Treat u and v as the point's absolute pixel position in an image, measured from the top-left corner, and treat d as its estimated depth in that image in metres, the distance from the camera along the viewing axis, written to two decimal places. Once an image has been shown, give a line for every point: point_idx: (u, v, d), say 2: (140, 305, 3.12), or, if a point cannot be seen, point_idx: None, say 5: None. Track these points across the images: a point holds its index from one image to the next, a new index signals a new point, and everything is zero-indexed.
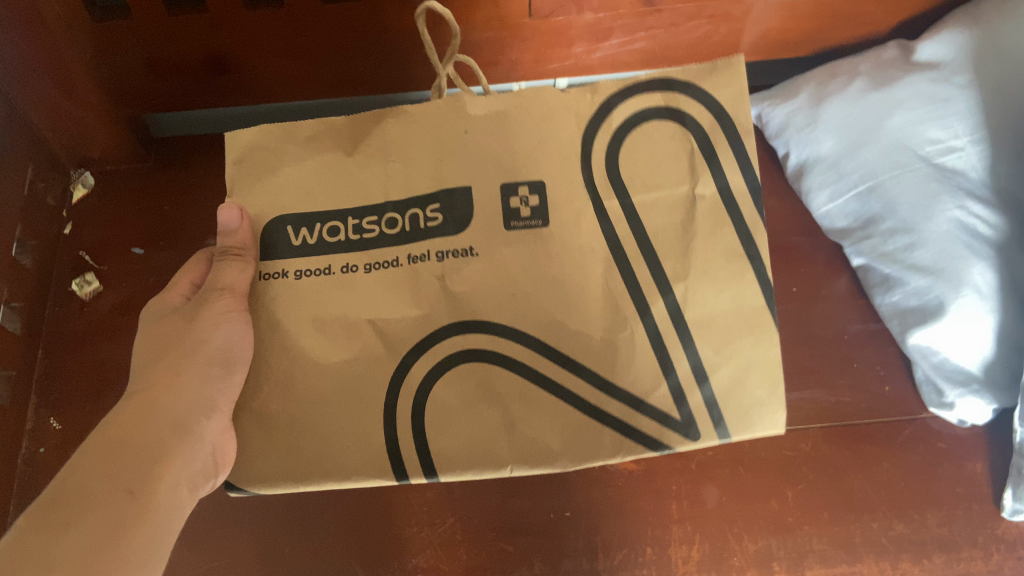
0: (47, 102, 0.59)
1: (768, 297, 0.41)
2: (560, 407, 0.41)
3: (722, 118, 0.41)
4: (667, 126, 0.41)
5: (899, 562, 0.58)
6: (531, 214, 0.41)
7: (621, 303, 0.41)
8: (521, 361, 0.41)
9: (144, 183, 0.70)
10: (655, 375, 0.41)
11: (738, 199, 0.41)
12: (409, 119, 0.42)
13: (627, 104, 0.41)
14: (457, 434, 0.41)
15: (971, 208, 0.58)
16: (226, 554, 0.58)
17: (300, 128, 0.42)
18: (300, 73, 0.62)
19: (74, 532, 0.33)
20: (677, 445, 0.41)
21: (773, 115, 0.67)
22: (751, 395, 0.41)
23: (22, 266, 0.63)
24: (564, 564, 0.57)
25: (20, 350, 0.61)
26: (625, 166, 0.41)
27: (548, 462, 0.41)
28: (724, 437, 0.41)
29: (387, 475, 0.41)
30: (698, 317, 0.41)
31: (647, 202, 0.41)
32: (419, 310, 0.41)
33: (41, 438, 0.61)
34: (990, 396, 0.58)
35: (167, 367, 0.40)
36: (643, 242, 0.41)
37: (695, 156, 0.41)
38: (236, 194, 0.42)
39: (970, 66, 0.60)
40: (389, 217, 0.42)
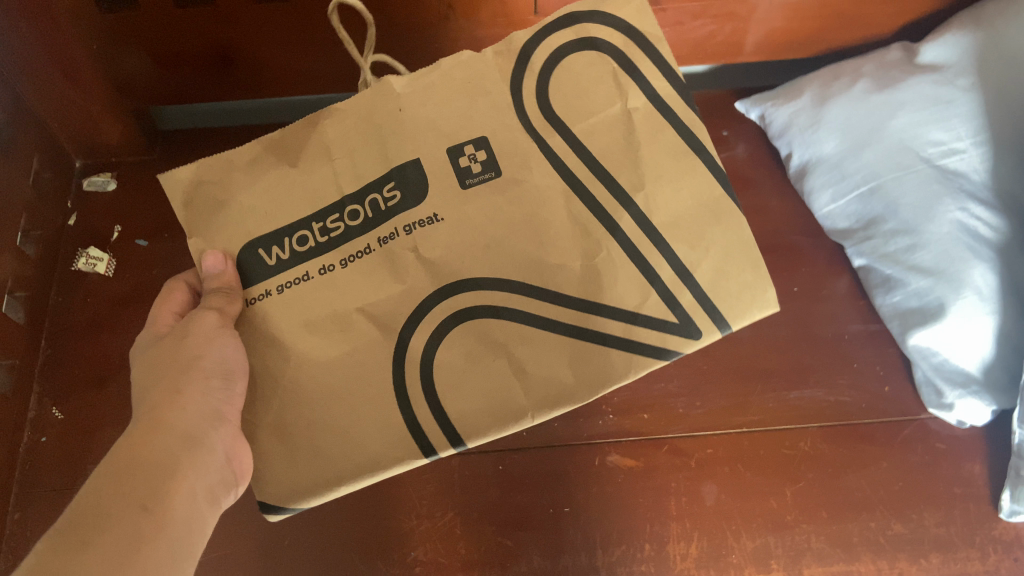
0: (54, 93, 0.60)
1: (724, 184, 0.40)
2: (556, 338, 0.40)
3: (632, 36, 0.42)
4: (585, 55, 0.42)
5: (897, 561, 0.58)
6: (482, 168, 0.41)
7: (591, 226, 0.41)
8: (508, 305, 0.40)
9: (149, 174, 0.71)
10: (642, 287, 0.40)
11: (670, 102, 0.41)
12: (344, 116, 0.41)
13: (544, 45, 0.42)
14: (470, 393, 0.40)
15: (972, 210, 0.59)
16: (227, 545, 0.58)
17: (237, 154, 0.41)
18: (306, 66, 0.62)
19: (93, 551, 0.31)
20: (682, 349, 0.40)
21: (776, 115, 0.67)
22: (737, 282, 0.40)
23: (27, 254, 0.63)
24: (563, 559, 0.57)
25: (24, 339, 0.62)
26: (559, 98, 0.41)
27: (566, 398, 0.40)
28: (726, 328, 0.40)
29: (416, 455, 0.39)
30: (667, 220, 0.40)
31: (587, 129, 0.41)
32: (402, 285, 0.40)
33: (43, 427, 0.61)
34: (989, 397, 0.58)
35: (166, 386, 0.37)
36: (593, 165, 0.41)
37: (618, 76, 0.41)
38: (196, 233, 0.40)
39: (974, 68, 0.60)
40: (350, 210, 0.40)
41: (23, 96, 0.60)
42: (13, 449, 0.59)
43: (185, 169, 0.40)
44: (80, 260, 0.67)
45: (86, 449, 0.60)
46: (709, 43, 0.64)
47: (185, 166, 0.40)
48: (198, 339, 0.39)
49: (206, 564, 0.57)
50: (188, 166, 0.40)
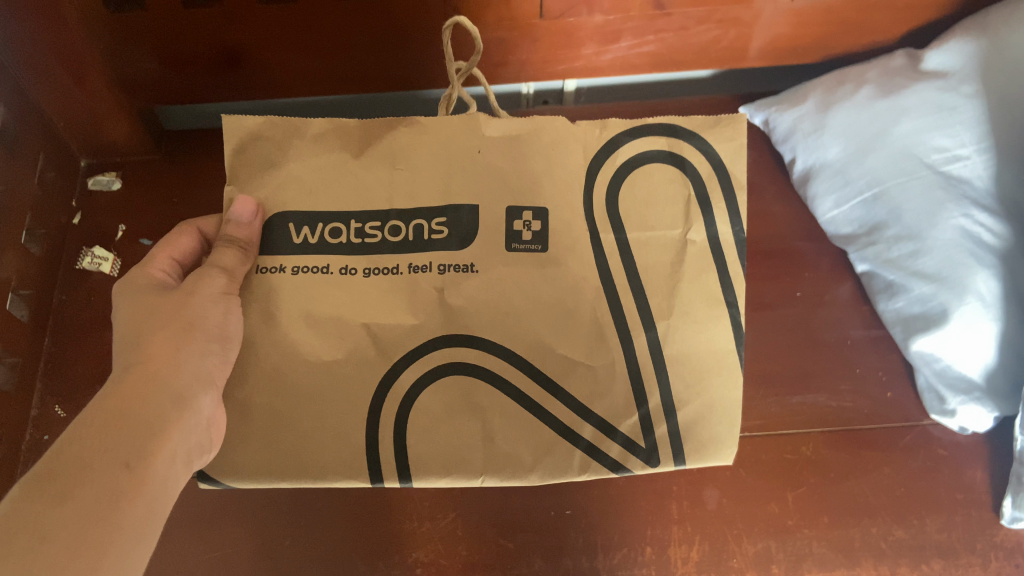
0: (59, 91, 0.60)
1: (739, 342, 0.43)
2: (536, 425, 0.42)
3: (718, 170, 0.42)
4: (668, 170, 0.42)
5: (898, 566, 0.58)
6: (532, 238, 0.41)
7: (607, 332, 0.42)
8: (505, 377, 0.41)
9: (153, 175, 0.71)
10: (629, 404, 0.42)
11: (726, 250, 0.42)
12: (420, 130, 0.42)
13: (633, 144, 0.42)
14: (436, 442, 0.42)
15: (976, 216, 0.59)
16: (226, 545, 0.58)
17: (308, 125, 0.42)
18: (312, 68, 0.63)
19: (71, 504, 0.32)
20: (636, 468, 0.43)
21: (780, 120, 0.67)
22: (711, 431, 0.43)
23: (31, 253, 0.63)
24: (564, 562, 0.57)
25: (28, 337, 0.62)
26: (626, 201, 0.42)
27: (520, 475, 0.42)
28: (680, 463, 0.43)
29: (362, 476, 0.41)
30: (675, 352, 0.42)
31: (642, 240, 0.42)
32: (414, 320, 0.41)
33: (46, 426, 0.61)
34: (990, 404, 0.58)
35: (165, 340, 0.39)
36: (633, 276, 0.42)
37: (692, 204, 0.42)
38: (235, 182, 0.42)
39: (978, 76, 0.60)
40: (392, 224, 0.42)
41: (30, 94, 0.60)
42: (15, 447, 0.59)
43: (252, 119, 0.42)
44: (85, 259, 0.67)
45: None
46: (714, 48, 0.64)
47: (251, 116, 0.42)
48: (202, 298, 0.40)
49: (206, 564, 0.57)
50: (256, 117, 0.42)
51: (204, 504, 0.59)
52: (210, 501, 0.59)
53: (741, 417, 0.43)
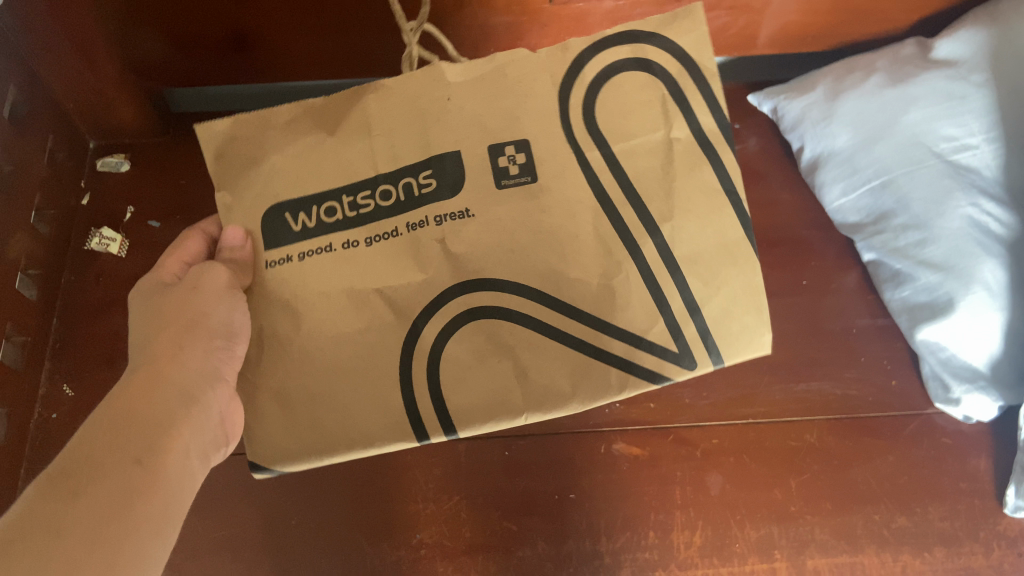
0: (69, 73, 0.60)
1: (746, 227, 0.41)
2: (563, 351, 0.41)
3: (687, 63, 0.41)
4: (638, 77, 0.41)
5: (900, 554, 0.58)
6: (520, 171, 0.41)
7: (613, 246, 0.41)
8: (523, 312, 0.41)
9: (163, 157, 0.71)
10: (651, 314, 0.41)
11: (713, 140, 0.41)
12: (389, 93, 0.41)
13: (598, 56, 0.41)
14: (471, 388, 0.41)
15: (983, 206, 0.59)
16: (233, 524, 0.58)
17: (275, 115, 0.41)
18: (319, 52, 0.63)
19: (84, 501, 0.32)
20: (674, 376, 0.42)
21: (789, 108, 0.67)
22: (738, 321, 0.42)
23: (40, 234, 0.63)
24: (568, 545, 0.58)
25: (37, 316, 0.62)
26: (603, 115, 0.41)
27: (560, 407, 0.41)
28: (719, 361, 0.42)
29: (408, 437, 0.41)
30: (687, 254, 0.41)
31: (627, 150, 0.41)
32: (423, 275, 0.41)
33: (54, 405, 0.62)
34: (996, 392, 0.58)
35: (168, 339, 0.39)
36: (628, 188, 0.41)
37: (668, 103, 0.41)
38: (224, 188, 0.42)
39: (987, 64, 0.60)
40: (382, 189, 0.41)
41: (38, 75, 0.61)
42: (24, 426, 0.60)
43: (220, 122, 0.41)
44: (92, 240, 0.68)
45: None
46: (723, 34, 0.64)
47: (221, 119, 0.41)
48: (207, 295, 0.40)
49: (213, 543, 0.58)
50: (224, 119, 0.41)
51: (211, 483, 0.59)
52: (218, 480, 0.59)
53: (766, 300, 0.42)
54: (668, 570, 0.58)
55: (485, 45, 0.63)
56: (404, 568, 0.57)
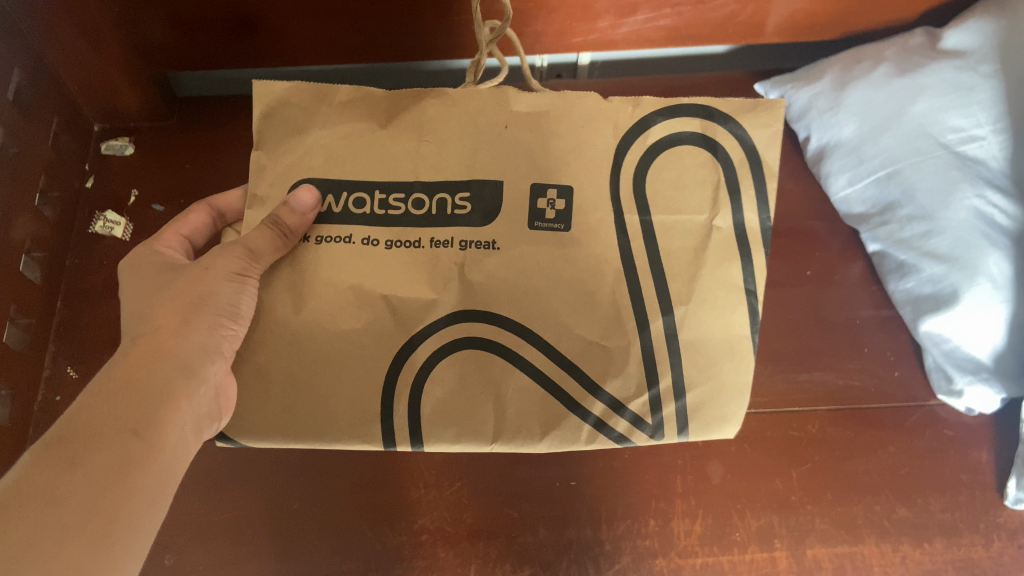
0: (74, 56, 0.59)
1: (755, 329, 0.43)
2: (548, 402, 0.43)
3: (750, 155, 0.43)
4: (699, 153, 0.42)
5: (900, 545, 0.58)
6: (555, 217, 0.42)
7: (624, 315, 0.42)
8: (520, 354, 0.42)
9: (167, 140, 0.71)
10: (641, 384, 0.43)
11: (751, 241, 0.43)
12: (449, 102, 0.43)
13: (666, 124, 0.43)
14: (449, 411, 0.43)
15: (990, 197, 0.58)
16: (236, 507, 0.59)
17: (335, 93, 0.43)
18: (326, 37, 0.62)
19: (81, 469, 0.33)
20: (640, 441, 0.44)
21: (795, 98, 0.66)
22: (719, 409, 0.44)
23: (45, 216, 0.63)
24: (568, 532, 0.58)
25: (41, 298, 0.63)
26: (652, 182, 0.42)
27: (530, 444, 0.44)
28: (683, 435, 0.44)
29: (373, 441, 0.43)
30: (690, 338, 0.43)
31: (665, 224, 0.42)
32: (433, 295, 0.42)
33: (58, 386, 0.62)
34: (998, 384, 0.58)
35: (176, 308, 0.40)
36: (655, 261, 0.42)
37: (720, 189, 0.43)
38: (262, 146, 0.43)
39: (996, 55, 0.59)
40: (416, 196, 0.42)
41: (43, 57, 0.60)
42: (28, 407, 0.60)
43: (281, 85, 0.43)
44: (97, 223, 0.68)
45: None
46: (731, 23, 0.63)
47: (282, 82, 0.43)
48: (216, 275, 0.40)
49: (216, 526, 0.58)
50: (285, 83, 0.43)
51: (213, 466, 0.60)
52: (220, 464, 0.60)
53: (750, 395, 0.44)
54: (667, 558, 0.58)
55: None
56: (404, 553, 0.57)
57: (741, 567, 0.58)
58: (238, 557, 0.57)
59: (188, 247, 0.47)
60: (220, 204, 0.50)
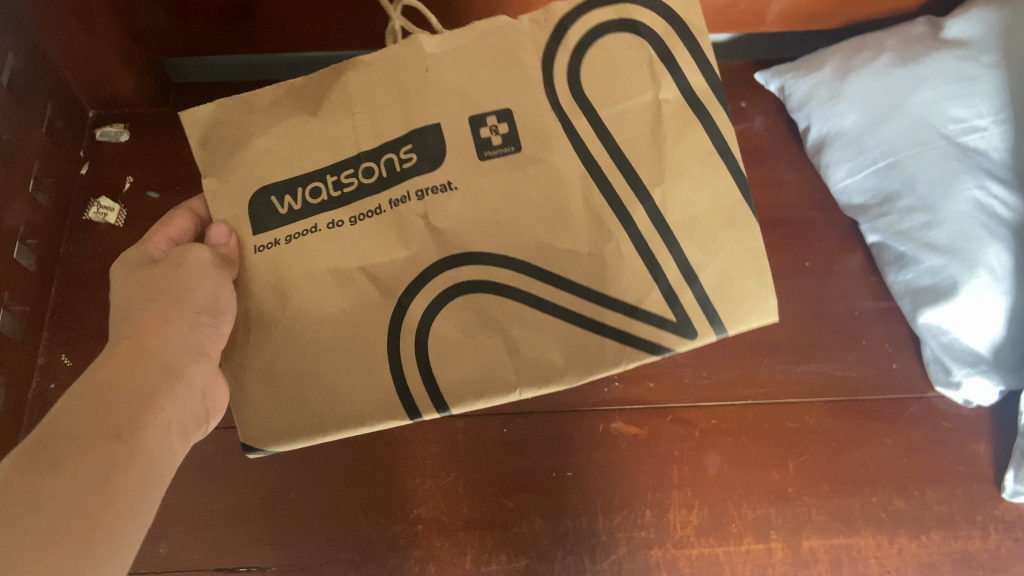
0: (68, 40, 0.59)
1: (745, 190, 0.41)
2: (553, 322, 0.41)
3: (673, 23, 0.41)
4: (624, 38, 0.40)
5: (897, 536, 0.58)
6: (503, 141, 0.41)
7: (604, 217, 0.41)
8: (511, 286, 0.41)
9: (162, 127, 0.70)
10: (646, 282, 0.41)
11: (704, 100, 0.41)
12: (369, 71, 0.41)
13: (582, 20, 0.40)
14: (461, 364, 0.41)
15: (990, 188, 0.58)
16: (230, 496, 0.58)
17: (257, 98, 0.41)
18: (322, 22, 0.62)
19: (62, 473, 0.32)
20: (676, 347, 0.41)
21: (796, 87, 0.66)
22: (746, 289, 0.41)
23: (39, 203, 0.63)
24: (564, 522, 0.58)
25: (36, 287, 0.62)
26: (591, 82, 0.41)
27: (554, 381, 0.42)
28: (722, 331, 0.41)
29: (400, 415, 0.41)
30: (678, 219, 0.41)
31: (615, 115, 0.41)
32: (407, 250, 0.41)
33: (53, 374, 0.61)
34: (997, 376, 0.58)
35: (154, 313, 0.39)
36: (616, 153, 0.41)
37: (655, 64, 0.40)
38: (213, 173, 0.41)
39: (998, 45, 0.59)
40: (365, 167, 0.41)
41: (37, 43, 0.60)
42: (22, 396, 0.60)
43: (202, 107, 0.41)
44: (91, 209, 0.67)
45: None
46: (731, 10, 0.63)
47: (204, 105, 0.41)
48: (193, 271, 0.40)
49: (212, 515, 0.58)
50: (207, 106, 0.41)
51: (209, 455, 0.59)
52: (216, 452, 0.59)
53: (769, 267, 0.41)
54: (663, 549, 0.58)
55: (488, 18, 0.63)
56: (400, 544, 0.57)
57: (737, 558, 0.58)
58: (233, 546, 0.57)
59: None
60: (199, 206, 0.48)
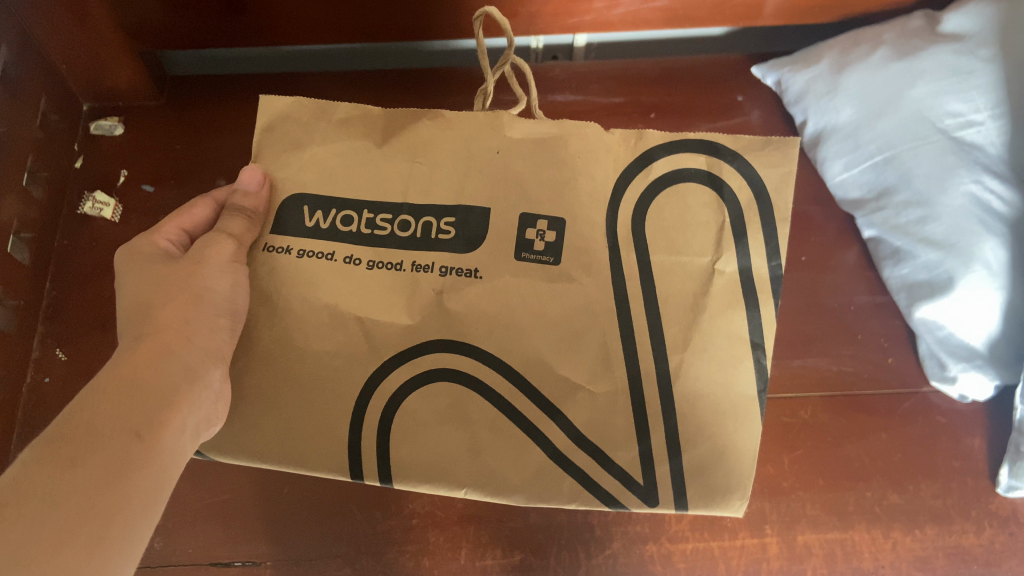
0: (62, 32, 0.59)
1: (762, 389, 0.43)
2: (528, 450, 0.43)
3: (759, 196, 0.43)
4: (705, 193, 0.43)
5: (891, 531, 0.58)
6: (544, 249, 0.43)
7: (614, 360, 0.42)
8: (497, 391, 0.42)
9: (156, 121, 0.70)
10: (629, 439, 0.42)
11: (758, 287, 0.42)
12: (445, 125, 0.44)
13: (670, 160, 0.43)
14: (419, 446, 0.42)
15: (987, 183, 0.58)
16: (226, 491, 0.58)
17: (335, 109, 0.44)
18: (317, 19, 0.62)
19: (81, 470, 0.33)
20: (632, 506, 0.43)
21: (793, 81, 0.66)
22: (725, 470, 0.43)
23: (33, 197, 0.63)
24: (558, 516, 0.58)
25: (29, 280, 0.62)
26: (651, 220, 0.43)
27: (504, 496, 0.43)
28: (682, 508, 0.43)
29: (341, 471, 0.43)
30: (690, 389, 0.42)
31: (665, 262, 0.43)
32: (409, 320, 0.43)
33: (47, 368, 0.61)
34: (991, 371, 0.58)
35: (176, 312, 0.40)
36: (650, 295, 0.42)
37: (725, 231, 0.42)
38: (259, 159, 0.45)
39: (995, 40, 0.58)
40: (403, 218, 0.43)
41: (32, 35, 0.60)
42: (16, 390, 0.60)
43: (282, 99, 0.44)
44: (85, 204, 0.67)
45: None
46: (728, 5, 0.63)
47: (282, 97, 0.44)
48: (212, 269, 0.41)
49: (206, 509, 0.58)
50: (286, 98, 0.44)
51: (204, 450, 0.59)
52: None
53: (754, 467, 0.43)
54: (658, 543, 0.58)
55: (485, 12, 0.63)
56: (396, 538, 0.57)
57: (731, 553, 0.58)
58: (229, 540, 0.57)
59: (185, 243, 0.46)
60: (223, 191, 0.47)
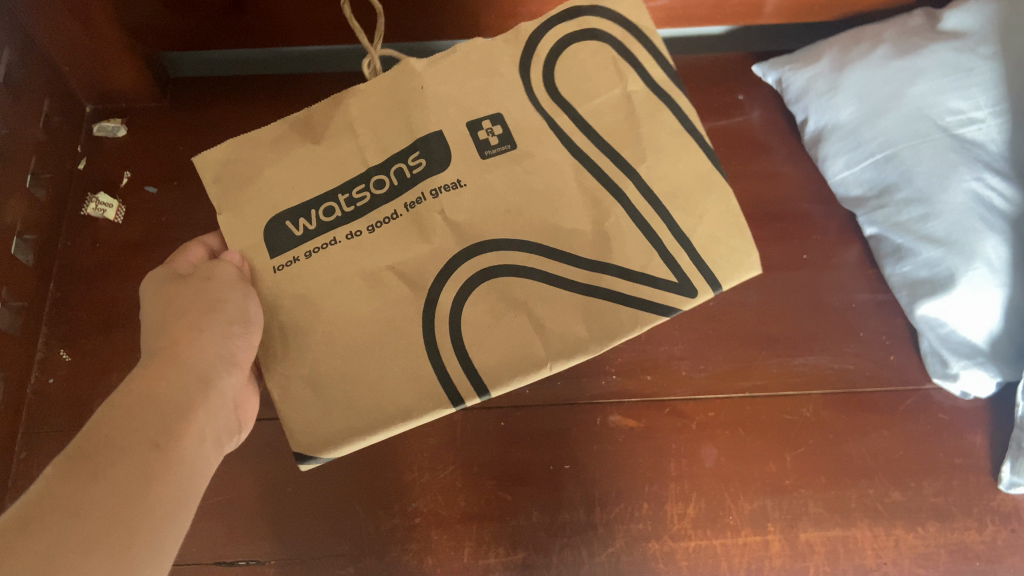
0: (63, 33, 0.59)
1: (713, 157, 0.44)
2: (568, 296, 0.42)
3: (628, 26, 0.44)
4: (588, 44, 0.44)
5: (893, 528, 0.58)
6: (500, 140, 0.43)
7: (598, 194, 0.43)
8: (530, 266, 0.42)
9: (159, 121, 0.70)
10: (645, 250, 0.43)
11: (665, 88, 0.44)
12: (367, 98, 0.43)
13: (549, 34, 0.44)
14: (492, 348, 0.42)
15: (987, 180, 0.58)
16: (229, 490, 0.58)
17: (263, 133, 0.42)
18: (318, 19, 0.62)
19: (103, 482, 0.31)
20: (682, 304, 0.43)
21: (793, 80, 0.66)
22: (728, 245, 0.43)
23: (37, 199, 0.63)
24: (561, 515, 0.58)
25: (33, 283, 0.62)
26: (564, 84, 0.44)
27: (580, 350, 0.42)
28: (718, 287, 0.43)
29: (446, 404, 0.41)
30: (664, 190, 0.43)
31: (592, 110, 0.44)
32: (429, 244, 0.42)
33: (51, 369, 0.62)
34: (993, 368, 0.58)
35: (188, 323, 0.39)
36: (599, 142, 0.43)
37: (619, 62, 0.44)
38: (224, 211, 0.42)
39: (995, 37, 0.59)
40: (376, 179, 0.42)
41: (34, 36, 0.60)
42: (20, 391, 0.60)
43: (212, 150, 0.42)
44: (89, 205, 0.67)
45: (94, 391, 0.61)
46: (728, 4, 0.63)
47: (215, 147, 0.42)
48: (222, 283, 0.40)
49: (209, 509, 0.58)
50: (218, 146, 0.42)
51: None
52: None
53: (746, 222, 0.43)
54: (661, 541, 0.58)
55: (487, 12, 0.63)
56: (398, 536, 0.57)
57: (734, 551, 0.58)
58: (233, 539, 0.57)
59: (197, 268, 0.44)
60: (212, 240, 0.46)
